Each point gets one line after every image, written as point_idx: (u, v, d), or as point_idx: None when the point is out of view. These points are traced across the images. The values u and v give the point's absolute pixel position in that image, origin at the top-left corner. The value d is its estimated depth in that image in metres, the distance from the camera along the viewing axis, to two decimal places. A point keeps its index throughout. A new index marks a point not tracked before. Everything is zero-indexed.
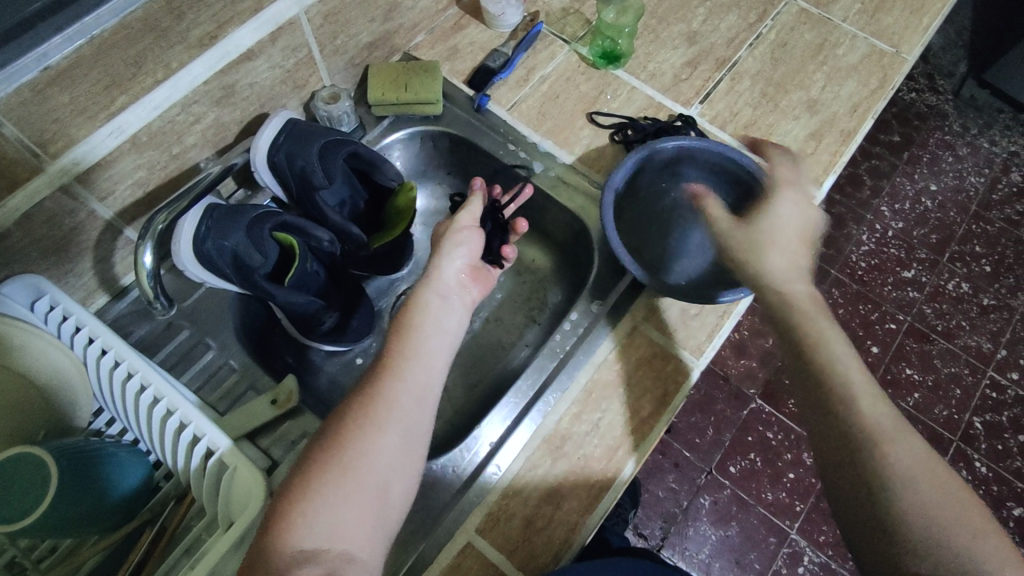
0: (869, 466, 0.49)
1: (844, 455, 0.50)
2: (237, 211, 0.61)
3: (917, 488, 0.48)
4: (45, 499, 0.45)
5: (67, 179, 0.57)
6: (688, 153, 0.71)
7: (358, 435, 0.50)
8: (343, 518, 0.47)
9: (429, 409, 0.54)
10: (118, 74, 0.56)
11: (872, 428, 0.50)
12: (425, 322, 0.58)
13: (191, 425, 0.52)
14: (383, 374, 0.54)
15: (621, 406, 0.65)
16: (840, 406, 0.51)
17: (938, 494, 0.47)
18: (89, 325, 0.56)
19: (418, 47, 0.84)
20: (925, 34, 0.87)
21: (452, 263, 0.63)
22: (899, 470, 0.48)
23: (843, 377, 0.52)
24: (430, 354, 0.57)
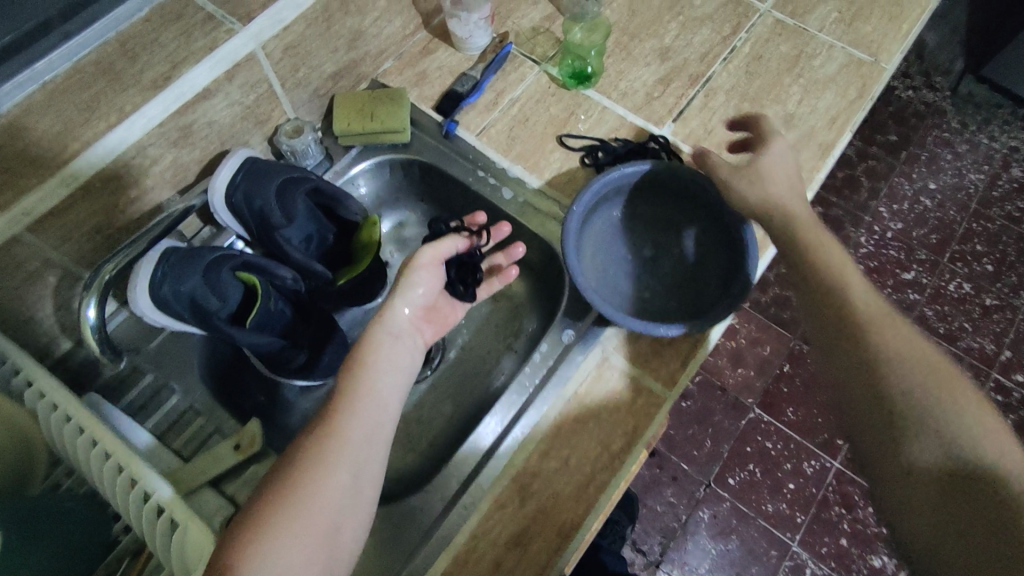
0: (864, 349, 0.53)
1: (839, 336, 0.55)
2: (194, 254, 0.61)
3: (905, 362, 0.52)
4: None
5: (20, 229, 0.57)
6: (661, 176, 0.70)
7: (303, 477, 0.49)
8: (291, 562, 0.46)
9: (380, 447, 0.53)
10: (70, 119, 0.58)
11: (863, 316, 0.55)
12: (377, 360, 0.56)
13: (141, 481, 0.52)
14: (331, 412, 0.53)
15: (591, 440, 0.64)
16: (837, 294, 0.56)
17: (924, 364, 0.52)
18: (39, 379, 0.55)
19: (387, 74, 0.83)
20: (905, 41, 0.85)
21: (410, 301, 0.61)
22: (878, 329, 0.54)
23: (829, 268, 0.58)
24: (383, 390, 0.55)
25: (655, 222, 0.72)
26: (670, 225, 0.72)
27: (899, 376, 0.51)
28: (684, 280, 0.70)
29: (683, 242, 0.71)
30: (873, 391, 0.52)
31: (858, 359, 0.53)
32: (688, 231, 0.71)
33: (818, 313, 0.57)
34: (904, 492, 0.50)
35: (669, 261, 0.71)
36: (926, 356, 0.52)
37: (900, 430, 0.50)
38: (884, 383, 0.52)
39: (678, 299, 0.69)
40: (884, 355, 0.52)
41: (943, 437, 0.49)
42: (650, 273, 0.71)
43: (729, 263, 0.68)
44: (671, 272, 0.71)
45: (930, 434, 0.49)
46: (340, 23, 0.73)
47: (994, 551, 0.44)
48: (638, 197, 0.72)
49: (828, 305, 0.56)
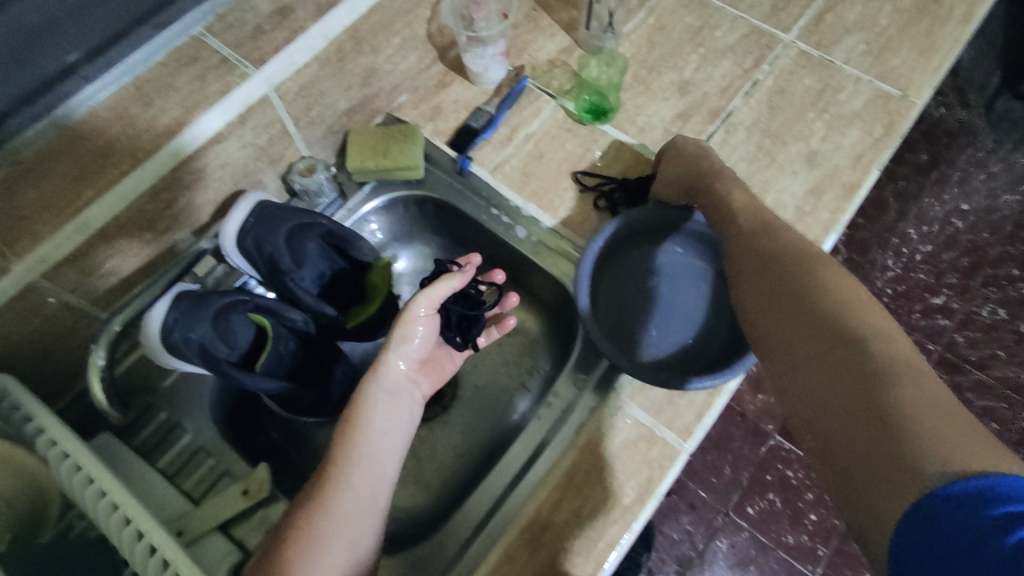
0: (753, 249, 0.57)
1: (738, 249, 0.59)
2: (202, 300, 0.61)
3: (789, 254, 0.54)
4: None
5: (35, 276, 0.57)
6: (674, 220, 0.70)
7: (298, 555, 0.47)
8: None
9: (376, 516, 0.51)
10: (86, 166, 0.59)
11: (751, 222, 0.59)
12: (371, 422, 0.55)
13: (148, 535, 0.51)
14: (324, 482, 0.51)
15: (603, 493, 0.62)
16: (734, 212, 0.62)
17: (808, 257, 0.53)
18: (50, 427, 0.55)
19: (401, 108, 0.82)
20: (936, 75, 0.82)
21: (403, 358, 0.60)
22: (760, 235, 0.58)
23: (737, 199, 0.62)
24: (379, 454, 0.54)
25: (673, 264, 0.71)
26: (686, 267, 0.71)
27: (772, 271, 0.54)
28: (705, 325, 0.69)
29: (701, 287, 0.70)
30: (767, 280, 0.54)
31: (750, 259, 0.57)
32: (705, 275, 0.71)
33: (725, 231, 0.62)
34: (795, 373, 0.48)
35: (688, 306, 0.70)
36: (814, 252, 0.54)
37: (785, 315, 0.51)
38: (762, 277, 0.55)
39: (699, 346, 0.68)
40: (769, 249, 0.56)
41: (817, 311, 0.49)
42: (669, 318, 0.69)
43: None
44: (691, 317, 0.69)
45: (807, 313, 0.49)
46: (354, 62, 0.73)
47: (863, 395, 0.43)
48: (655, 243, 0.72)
49: (728, 217, 0.62)
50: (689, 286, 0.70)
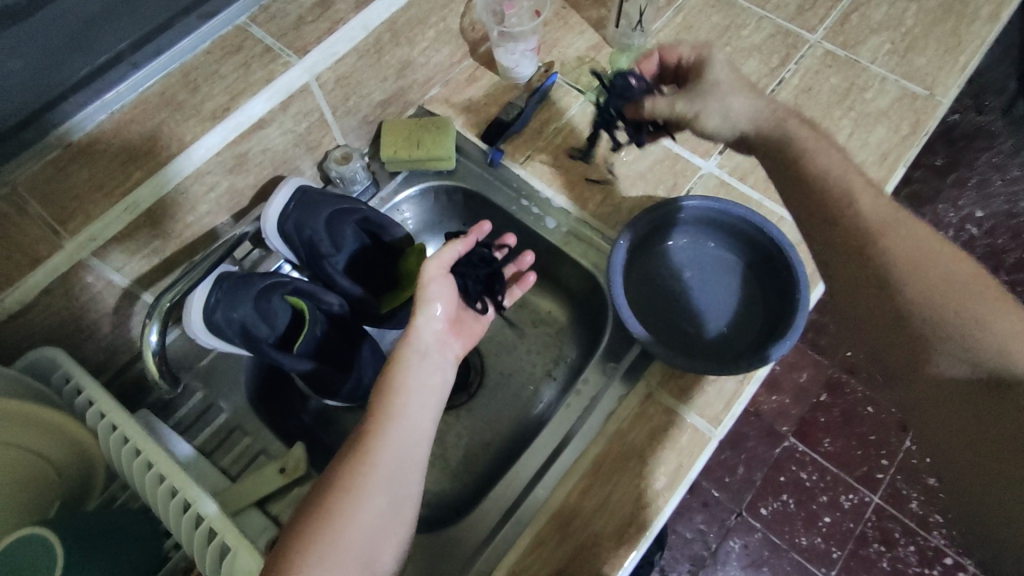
0: (873, 269, 0.55)
1: (843, 262, 0.58)
2: (245, 281, 0.62)
3: (924, 277, 0.53)
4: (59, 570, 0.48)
5: (86, 254, 0.59)
6: (708, 215, 0.70)
7: (341, 501, 0.49)
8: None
9: (415, 471, 0.53)
10: (134, 150, 0.60)
11: (874, 224, 0.55)
12: (407, 381, 0.57)
13: (195, 504, 0.54)
14: (365, 437, 0.53)
15: (632, 479, 0.63)
16: (845, 216, 0.56)
17: (944, 276, 0.53)
18: (100, 400, 0.58)
19: (433, 101, 0.84)
20: (962, 74, 0.83)
21: (431, 321, 0.62)
22: (885, 245, 0.54)
23: (835, 182, 0.57)
24: (413, 408, 0.56)
25: (704, 258, 0.73)
26: (716, 261, 0.72)
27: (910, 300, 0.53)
28: (735, 317, 0.70)
29: (732, 281, 0.71)
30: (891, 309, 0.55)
31: (867, 280, 0.56)
32: (736, 268, 0.72)
33: (822, 232, 0.59)
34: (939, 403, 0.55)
35: (718, 299, 0.71)
36: (946, 266, 0.53)
37: (915, 342, 0.55)
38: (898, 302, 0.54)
39: (730, 338, 0.69)
40: (890, 272, 0.54)
41: (961, 344, 0.52)
42: (701, 311, 0.70)
43: (777, 302, 0.68)
44: (723, 310, 0.70)
45: (945, 345, 0.53)
46: (390, 54, 0.74)
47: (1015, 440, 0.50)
48: (687, 236, 0.73)
49: (837, 211, 0.57)
50: (719, 281, 0.71)
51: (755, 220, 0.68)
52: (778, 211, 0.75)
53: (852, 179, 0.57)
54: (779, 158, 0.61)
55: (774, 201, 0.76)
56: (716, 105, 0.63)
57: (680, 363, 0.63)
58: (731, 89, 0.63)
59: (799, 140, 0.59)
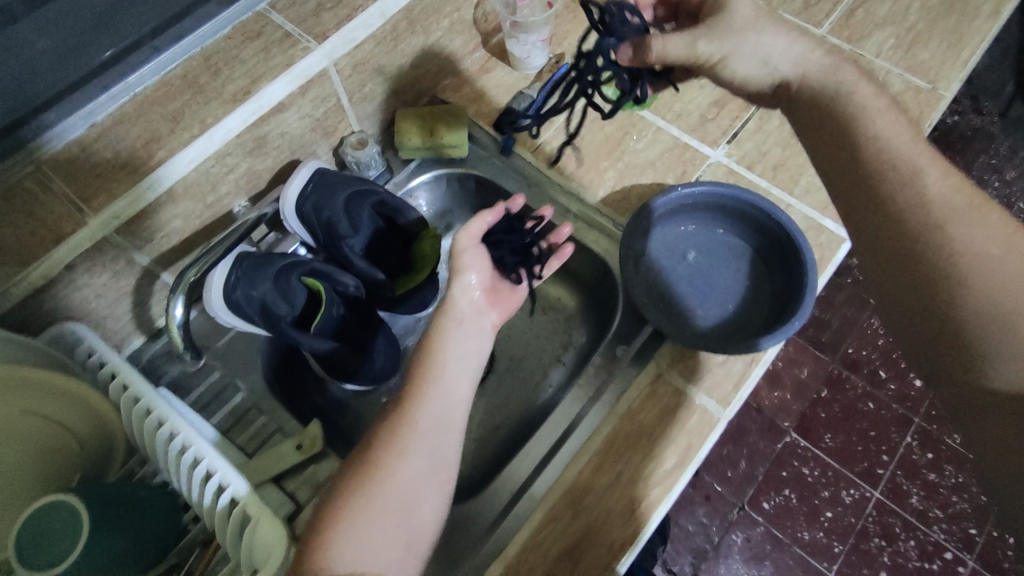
0: (944, 260, 0.51)
1: (905, 255, 0.53)
2: (265, 260, 0.64)
3: (993, 272, 0.50)
4: (82, 535, 0.49)
5: (108, 231, 0.60)
6: (718, 200, 0.72)
7: (382, 462, 0.52)
8: (373, 542, 0.49)
9: (452, 434, 0.55)
10: (157, 130, 0.61)
11: (940, 204, 0.52)
12: (444, 348, 0.58)
13: (217, 474, 0.56)
14: (405, 401, 0.55)
15: (643, 457, 0.65)
16: (906, 190, 0.53)
17: (1014, 272, 0.50)
18: (123, 372, 0.61)
19: (446, 90, 0.86)
20: (964, 69, 0.85)
21: (467, 290, 0.62)
22: (949, 223, 0.52)
23: (894, 161, 0.54)
24: (451, 372, 0.57)
25: (715, 244, 0.74)
26: (726, 246, 0.74)
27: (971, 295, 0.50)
28: (745, 302, 0.71)
29: (740, 265, 0.73)
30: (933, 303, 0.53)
31: (938, 273, 0.52)
32: (745, 254, 0.73)
33: (876, 219, 0.55)
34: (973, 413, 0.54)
35: (728, 283, 0.72)
36: (1016, 261, 0.50)
37: (976, 345, 0.51)
38: (959, 295, 0.51)
39: (740, 322, 0.70)
40: (958, 266, 0.51)
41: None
42: (712, 295, 0.72)
43: (785, 286, 0.69)
44: (733, 294, 0.72)
45: (1014, 346, 0.49)
46: (406, 42, 0.76)
47: None
48: (698, 222, 0.74)
49: (904, 183, 0.54)
50: (728, 266, 0.73)
51: (765, 206, 0.69)
52: (785, 199, 0.77)
53: (911, 152, 0.55)
54: (830, 122, 0.58)
55: (781, 190, 0.78)
56: (747, 44, 0.58)
57: (688, 341, 0.65)
58: (755, 25, 0.59)
59: (858, 105, 0.57)
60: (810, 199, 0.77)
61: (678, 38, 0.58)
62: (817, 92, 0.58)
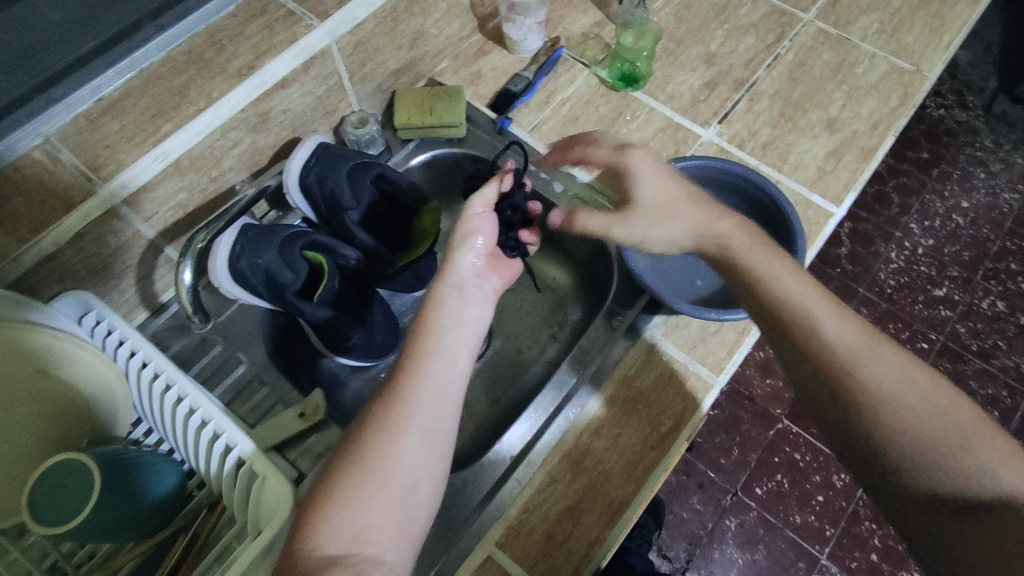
0: (865, 397, 0.49)
1: (817, 383, 0.51)
2: (270, 231, 0.66)
3: (903, 406, 0.48)
4: (96, 489, 0.50)
5: (115, 202, 0.61)
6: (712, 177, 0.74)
7: (378, 437, 0.52)
8: (368, 521, 0.49)
9: (452, 403, 0.55)
10: (163, 103, 0.62)
11: (840, 339, 0.50)
12: (442, 317, 0.59)
13: (224, 435, 0.57)
14: (401, 376, 0.55)
15: (640, 422, 0.66)
16: (804, 322, 0.51)
17: (928, 399, 0.48)
18: (131, 339, 0.62)
19: (443, 73, 0.87)
20: (946, 52, 0.87)
21: (467, 256, 0.64)
22: (841, 347, 0.50)
23: (805, 310, 0.52)
24: (450, 348, 0.58)
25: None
26: None
27: (880, 420, 0.48)
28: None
29: None
30: (848, 432, 0.50)
31: (859, 411, 0.49)
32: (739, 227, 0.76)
33: (785, 347, 0.53)
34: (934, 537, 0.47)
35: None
36: (921, 389, 0.48)
37: (898, 462, 0.48)
38: (869, 422, 0.49)
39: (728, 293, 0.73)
40: (876, 402, 0.48)
41: (941, 472, 0.47)
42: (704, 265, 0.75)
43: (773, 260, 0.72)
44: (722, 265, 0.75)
45: (929, 469, 0.47)
46: (405, 23, 0.77)
47: None
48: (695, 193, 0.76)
49: (805, 320, 0.51)
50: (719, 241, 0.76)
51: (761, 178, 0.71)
52: (775, 176, 0.79)
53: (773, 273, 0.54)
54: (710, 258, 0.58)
55: (771, 167, 0.80)
56: (659, 227, 0.58)
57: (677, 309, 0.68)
58: (666, 215, 0.58)
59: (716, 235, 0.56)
60: (798, 176, 0.79)
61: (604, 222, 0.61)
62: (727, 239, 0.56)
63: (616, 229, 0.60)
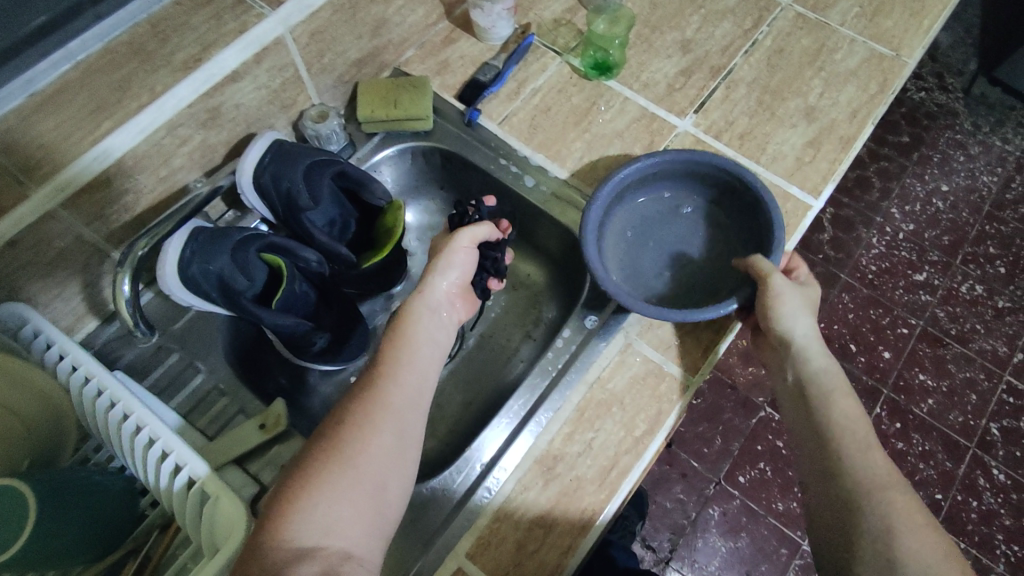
0: (882, 520, 0.50)
1: (839, 495, 0.53)
2: (222, 234, 0.62)
3: (914, 545, 0.49)
4: (31, 516, 0.47)
5: (54, 204, 0.57)
6: (685, 168, 0.72)
7: (355, 435, 0.51)
8: (341, 514, 0.47)
9: (422, 414, 0.55)
10: (102, 99, 0.58)
11: (880, 471, 0.53)
12: (417, 332, 0.59)
13: (173, 454, 0.54)
14: (377, 381, 0.55)
15: (614, 425, 0.65)
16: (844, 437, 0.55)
17: (937, 556, 0.49)
18: (73, 352, 0.59)
19: (409, 63, 0.84)
20: (926, 37, 0.85)
21: (444, 280, 0.63)
22: (874, 474, 0.53)
23: (854, 436, 0.55)
24: (424, 362, 0.58)
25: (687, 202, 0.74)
26: (693, 214, 0.75)
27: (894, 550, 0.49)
28: (716, 259, 0.73)
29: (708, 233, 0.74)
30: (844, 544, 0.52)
31: (872, 533, 0.50)
32: (716, 207, 0.74)
33: (815, 454, 0.56)
34: None
35: (699, 239, 0.74)
36: (935, 542, 0.50)
37: None
38: (880, 545, 0.50)
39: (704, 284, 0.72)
40: (894, 526, 0.50)
41: None
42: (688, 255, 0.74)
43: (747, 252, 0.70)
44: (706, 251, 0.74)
45: None
46: (365, 10, 0.73)
47: None
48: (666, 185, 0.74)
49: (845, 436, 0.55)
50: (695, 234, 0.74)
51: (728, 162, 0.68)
52: (752, 167, 0.77)
53: (839, 399, 0.58)
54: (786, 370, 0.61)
55: (748, 158, 0.78)
56: (812, 325, 0.61)
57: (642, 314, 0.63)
58: (809, 308, 0.62)
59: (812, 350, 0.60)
60: (777, 167, 0.77)
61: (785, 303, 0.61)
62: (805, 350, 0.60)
63: (778, 279, 0.61)
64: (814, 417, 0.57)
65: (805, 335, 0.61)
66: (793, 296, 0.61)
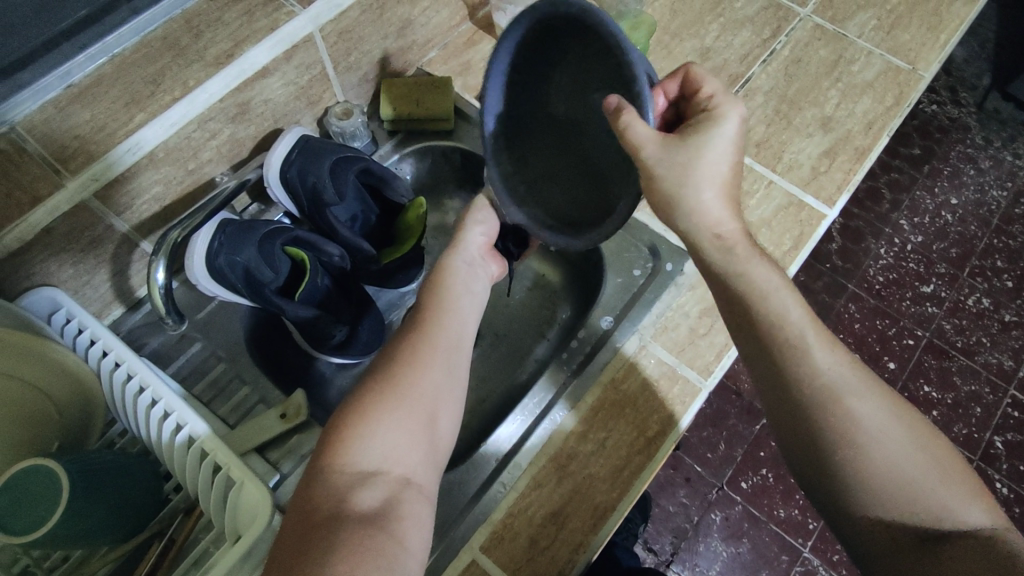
0: (842, 435, 0.48)
1: (801, 412, 0.50)
2: (249, 227, 0.63)
3: (881, 449, 0.48)
4: (63, 498, 0.48)
5: (86, 195, 0.58)
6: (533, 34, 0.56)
7: (408, 370, 0.52)
8: (398, 443, 0.49)
9: (466, 355, 0.57)
10: (136, 91, 0.58)
11: (828, 376, 0.49)
12: (454, 283, 0.61)
13: (199, 439, 0.56)
14: (423, 322, 0.56)
15: (626, 426, 0.66)
16: (788, 353, 0.50)
17: (907, 449, 0.48)
18: (103, 337, 0.61)
19: (431, 63, 0.85)
20: (942, 51, 0.86)
21: (474, 238, 0.66)
22: (829, 382, 0.49)
23: (792, 343, 0.51)
24: (465, 310, 0.59)
25: (525, 64, 0.59)
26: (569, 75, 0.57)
27: (864, 453, 0.48)
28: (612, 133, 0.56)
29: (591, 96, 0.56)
30: (804, 451, 0.51)
31: (838, 452, 0.49)
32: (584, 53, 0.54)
33: (760, 369, 0.52)
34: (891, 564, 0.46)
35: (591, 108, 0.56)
36: (905, 437, 0.49)
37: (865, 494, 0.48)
38: (849, 450, 0.48)
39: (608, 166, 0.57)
40: (857, 434, 0.48)
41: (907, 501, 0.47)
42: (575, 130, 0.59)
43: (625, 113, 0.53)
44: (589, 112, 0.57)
45: (893, 497, 0.47)
46: (392, 11, 0.75)
47: None
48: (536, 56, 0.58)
49: (788, 349, 0.50)
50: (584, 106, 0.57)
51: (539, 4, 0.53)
52: (768, 175, 0.78)
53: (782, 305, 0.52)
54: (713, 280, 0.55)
55: (764, 166, 0.79)
56: (703, 198, 0.53)
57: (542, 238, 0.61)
58: (702, 172, 0.52)
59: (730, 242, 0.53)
60: (792, 176, 0.78)
61: (662, 171, 0.51)
62: (723, 250, 0.53)
63: (649, 154, 0.50)
64: (761, 339, 0.51)
65: (686, 214, 0.53)
66: (669, 165, 0.51)
